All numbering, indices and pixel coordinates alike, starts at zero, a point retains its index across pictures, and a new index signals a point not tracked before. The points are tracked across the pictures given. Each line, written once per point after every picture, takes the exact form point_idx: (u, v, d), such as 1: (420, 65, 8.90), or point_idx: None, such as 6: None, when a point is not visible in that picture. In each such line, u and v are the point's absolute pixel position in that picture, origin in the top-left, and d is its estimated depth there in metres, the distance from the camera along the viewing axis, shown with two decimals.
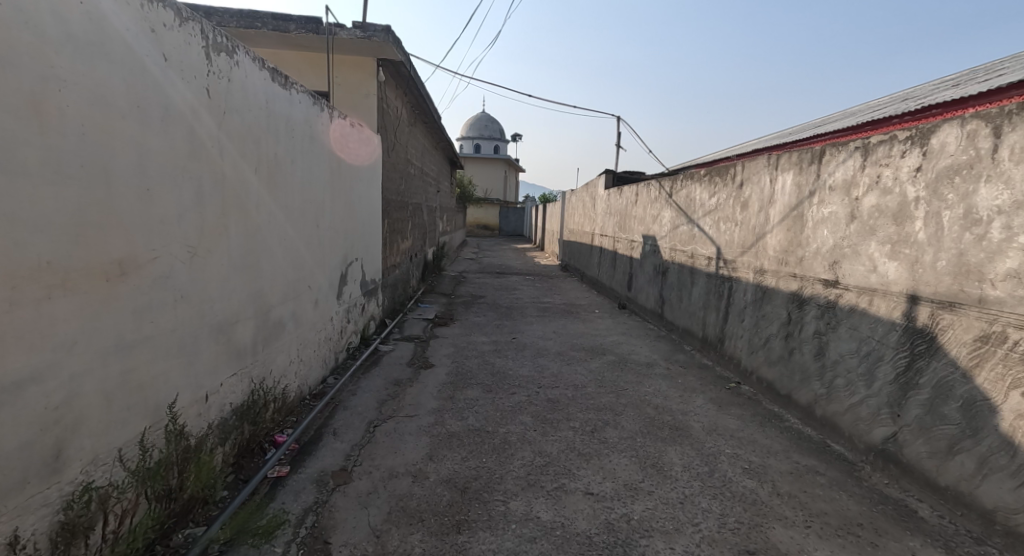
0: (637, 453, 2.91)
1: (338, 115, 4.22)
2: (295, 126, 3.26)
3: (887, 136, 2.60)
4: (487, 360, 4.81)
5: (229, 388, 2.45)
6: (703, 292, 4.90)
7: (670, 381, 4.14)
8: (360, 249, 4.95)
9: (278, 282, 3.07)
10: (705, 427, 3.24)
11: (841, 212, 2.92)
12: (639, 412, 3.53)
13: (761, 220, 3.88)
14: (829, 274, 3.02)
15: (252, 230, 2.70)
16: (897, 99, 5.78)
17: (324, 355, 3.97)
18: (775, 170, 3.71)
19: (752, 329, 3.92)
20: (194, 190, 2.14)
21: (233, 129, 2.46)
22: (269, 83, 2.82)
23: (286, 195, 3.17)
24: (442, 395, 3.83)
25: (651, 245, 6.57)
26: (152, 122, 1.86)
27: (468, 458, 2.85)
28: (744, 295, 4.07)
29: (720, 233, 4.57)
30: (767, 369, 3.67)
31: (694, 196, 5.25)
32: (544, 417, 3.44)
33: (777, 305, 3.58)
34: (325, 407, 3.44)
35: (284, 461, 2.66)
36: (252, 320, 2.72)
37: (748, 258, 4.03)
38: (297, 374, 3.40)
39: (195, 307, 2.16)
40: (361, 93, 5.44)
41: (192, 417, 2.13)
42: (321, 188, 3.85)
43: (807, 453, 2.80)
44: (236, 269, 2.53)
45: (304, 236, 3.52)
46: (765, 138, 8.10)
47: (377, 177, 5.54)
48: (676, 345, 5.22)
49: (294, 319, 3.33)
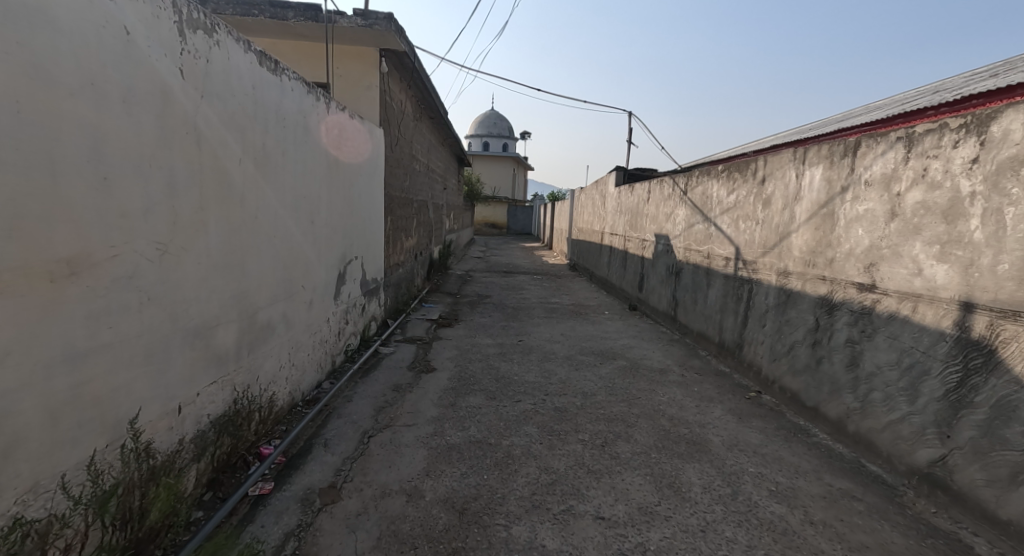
0: (651, 470, 2.68)
1: (337, 107, 4.01)
2: (287, 116, 3.06)
3: (937, 124, 2.34)
4: (491, 364, 4.59)
5: (207, 398, 2.26)
6: (720, 295, 4.63)
7: (686, 389, 3.89)
8: (360, 247, 4.75)
9: (266, 282, 2.87)
10: (725, 442, 2.99)
11: (879, 209, 2.66)
12: (652, 424, 3.29)
13: (785, 218, 3.61)
14: (865, 277, 2.75)
15: (235, 226, 2.50)
16: (927, 91, 5.49)
17: (318, 358, 3.77)
18: (801, 165, 3.44)
19: (774, 335, 3.66)
20: (166, 180, 1.94)
21: (214, 115, 2.26)
22: (256, 67, 2.62)
23: (276, 189, 2.96)
24: (443, 403, 3.62)
25: (664, 244, 6.32)
26: (111, 103, 1.66)
27: (468, 475, 2.63)
28: (765, 298, 3.81)
29: (739, 233, 4.31)
30: (792, 379, 3.41)
31: (710, 193, 4.98)
32: (551, 428, 3.21)
33: (804, 310, 3.32)
34: (317, 415, 3.24)
35: (268, 476, 2.46)
36: (234, 323, 2.51)
37: (770, 260, 3.77)
38: (288, 379, 3.20)
39: (166, 311, 1.96)
40: (363, 85, 5.24)
41: (162, 431, 1.94)
42: (317, 183, 3.65)
43: (840, 474, 2.55)
44: (217, 269, 2.33)
45: (297, 233, 3.30)
46: (783, 134, 7.82)
47: (379, 175, 5.35)
48: (691, 350, 4.96)
49: (284, 321, 3.12)
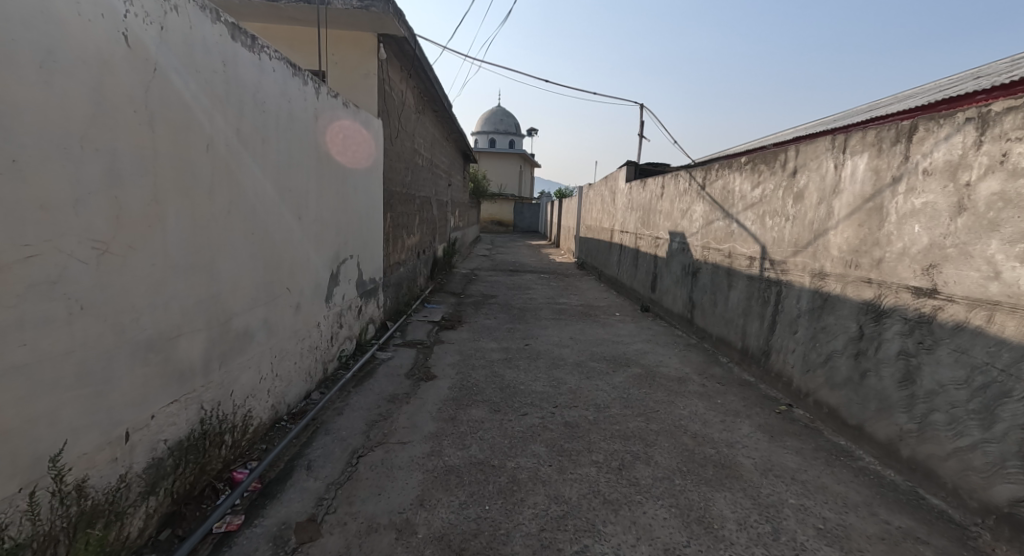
0: (677, 501, 2.35)
1: (329, 93, 3.71)
2: (267, 100, 2.74)
3: (1020, 102, 2.01)
4: (495, 371, 4.27)
5: (166, 419, 1.95)
6: (743, 297, 4.29)
7: (708, 402, 3.55)
8: (355, 245, 4.43)
9: (242, 285, 2.55)
10: (759, 466, 2.64)
11: (942, 203, 2.32)
12: (673, 442, 2.95)
13: (820, 214, 3.26)
14: (923, 281, 2.40)
15: (202, 222, 2.18)
16: (966, 77, 5.12)
17: (307, 367, 3.46)
18: (840, 154, 3.08)
19: (808, 343, 3.31)
20: (107, 165, 1.64)
21: (173, 92, 1.95)
22: (227, 42, 2.31)
23: (254, 180, 2.64)
24: (442, 416, 3.30)
25: (679, 242, 5.96)
26: (23, 69, 1.36)
27: (468, 505, 2.32)
28: (797, 303, 3.46)
29: (765, 230, 3.96)
30: (829, 393, 3.06)
31: (732, 187, 4.63)
32: (561, 447, 2.90)
33: (844, 316, 2.97)
34: (302, 432, 2.94)
35: (238, 507, 2.16)
36: (201, 332, 2.21)
37: (803, 260, 3.42)
38: (270, 391, 2.89)
39: (108, 322, 1.66)
40: (360, 72, 4.93)
41: (103, 464, 1.64)
42: (305, 176, 3.34)
43: (896, 507, 2.22)
44: (177, 271, 2.03)
45: (279, 229, 2.99)
46: (804, 127, 7.45)
47: (378, 169, 5.04)
48: (711, 357, 4.61)
49: (265, 328, 2.81)
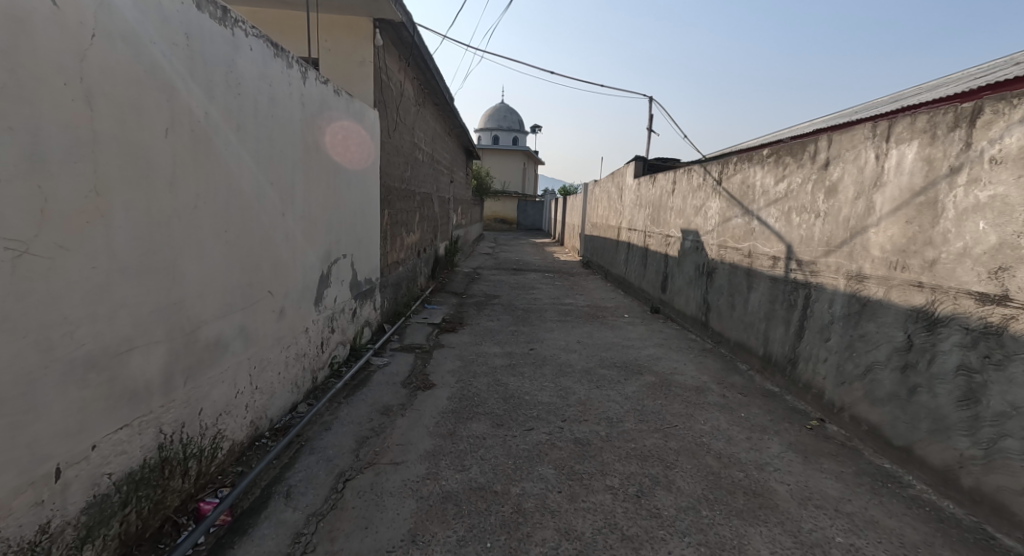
0: (706, 539, 2.05)
1: (319, 79, 3.40)
2: (243, 80, 2.44)
3: None
4: (498, 379, 3.98)
5: (113, 449, 1.68)
6: (765, 300, 3.98)
7: (731, 416, 3.25)
8: (348, 243, 4.13)
9: (214, 289, 2.27)
10: (796, 494, 2.34)
11: (1016, 195, 2.02)
12: (696, 463, 2.66)
13: (857, 209, 2.94)
14: (991, 286, 2.10)
15: (161, 217, 1.90)
16: (1003, 65, 4.80)
17: (293, 377, 3.17)
18: (883, 143, 2.76)
19: (843, 352, 3.00)
20: (26, 148, 1.38)
21: (119, 66, 1.67)
22: (192, 11, 2.02)
23: (228, 170, 2.35)
24: (440, 431, 3.01)
25: (692, 240, 5.65)
26: None
27: (468, 541, 2.04)
28: (830, 307, 3.15)
29: (791, 228, 3.65)
30: (868, 409, 2.76)
31: (753, 181, 4.31)
32: (571, 468, 2.61)
33: (887, 324, 2.66)
34: (285, 450, 2.66)
35: (201, 547, 1.89)
36: (162, 344, 1.93)
37: (836, 261, 3.11)
38: (249, 405, 2.61)
39: (28, 338, 1.39)
40: (355, 60, 4.64)
41: (21, 511, 1.39)
42: (290, 167, 3.04)
43: (960, 549, 1.93)
44: (129, 274, 1.75)
45: (259, 226, 2.69)
46: (823, 120, 7.12)
47: (375, 164, 4.74)
48: (729, 364, 4.30)
49: (241, 336, 2.52)
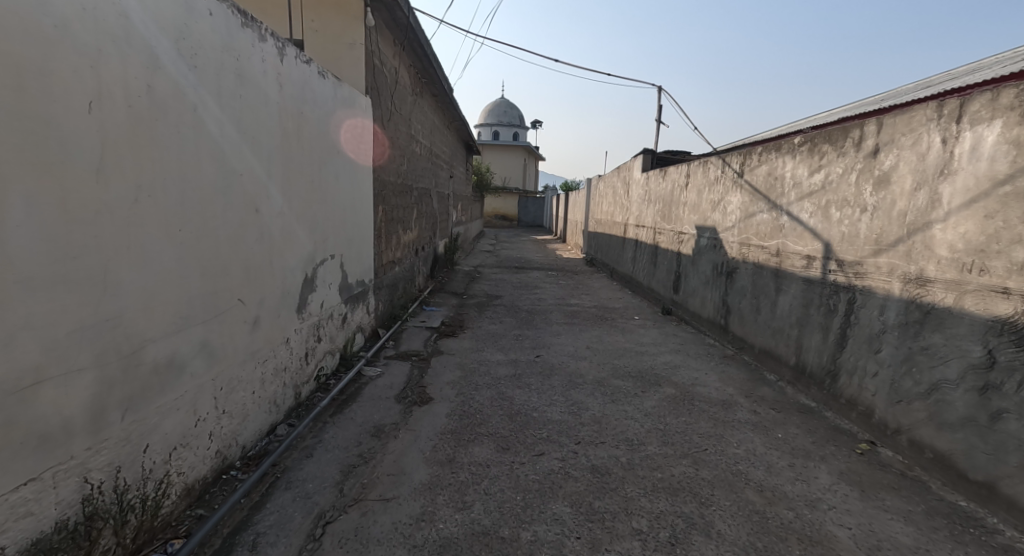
0: None
1: (299, 56, 2.99)
2: (200, 48, 2.05)
3: None
4: (502, 391, 3.60)
5: (10, 514, 1.34)
6: (798, 303, 3.58)
7: (767, 437, 2.86)
8: (336, 242, 3.72)
9: (166, 300, 1.88)
10: (861, 542, 1.96)
11: None
12: (734, 497, 2.29)
13: (916, 203, 2.55)
14: None
15: (87, 212, 1.52)
16: None
17: (270, 395, 2.79)
18: (953, 124, 2.38)
19: (899, 367, 2.61)
20: None
21: (12, 15, 1.30)
22: None
23: (183, 156, 1.96)
24: (438, 457, 2.64)
25: (709, 238, 5.26)
26: None
27: None
28: (881, 315, 2.76)
29: (830, 223, 3.27)
30: (933, 434, 2.38)
31: (781, 172, 3.91)
32: (590, 504, 2.24)
33: (961, 337, 2.27)
34: (257, 485, 2.28)
35: None
36: (92, 372, 1.55)
37: (889, 261, 2.73)
38: (213, 434, 2.23)
39: None
40: (345, 42, 4.22)
41: None
42: (265, 156, 2.64)
43: None
44: (36, 287, 1.38)
45: (226, 223, 2.29)
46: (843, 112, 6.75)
47: (369, 157, 4.34)
48: (756, 373, 3.92)
49: (204, 354, 2.14)
